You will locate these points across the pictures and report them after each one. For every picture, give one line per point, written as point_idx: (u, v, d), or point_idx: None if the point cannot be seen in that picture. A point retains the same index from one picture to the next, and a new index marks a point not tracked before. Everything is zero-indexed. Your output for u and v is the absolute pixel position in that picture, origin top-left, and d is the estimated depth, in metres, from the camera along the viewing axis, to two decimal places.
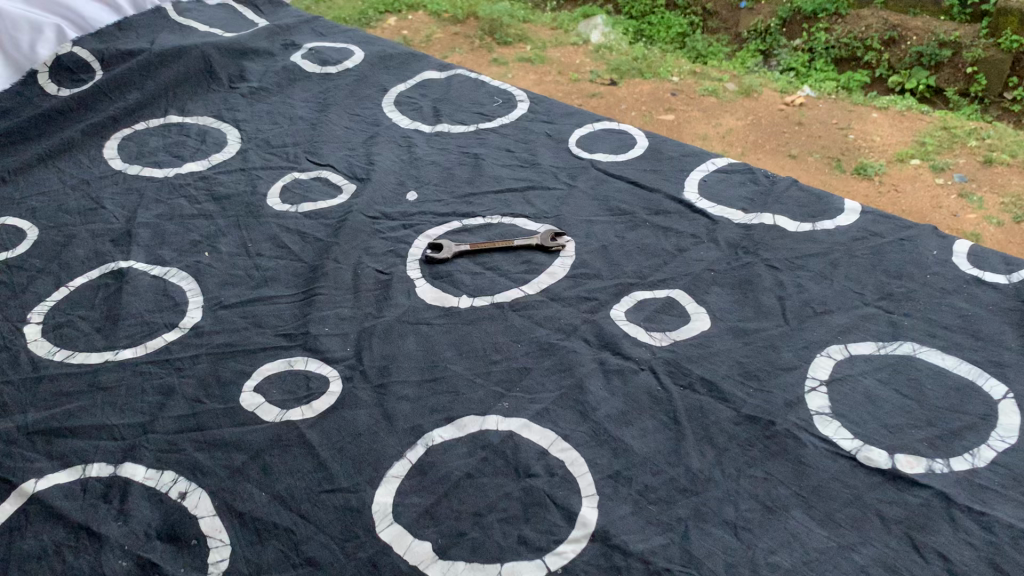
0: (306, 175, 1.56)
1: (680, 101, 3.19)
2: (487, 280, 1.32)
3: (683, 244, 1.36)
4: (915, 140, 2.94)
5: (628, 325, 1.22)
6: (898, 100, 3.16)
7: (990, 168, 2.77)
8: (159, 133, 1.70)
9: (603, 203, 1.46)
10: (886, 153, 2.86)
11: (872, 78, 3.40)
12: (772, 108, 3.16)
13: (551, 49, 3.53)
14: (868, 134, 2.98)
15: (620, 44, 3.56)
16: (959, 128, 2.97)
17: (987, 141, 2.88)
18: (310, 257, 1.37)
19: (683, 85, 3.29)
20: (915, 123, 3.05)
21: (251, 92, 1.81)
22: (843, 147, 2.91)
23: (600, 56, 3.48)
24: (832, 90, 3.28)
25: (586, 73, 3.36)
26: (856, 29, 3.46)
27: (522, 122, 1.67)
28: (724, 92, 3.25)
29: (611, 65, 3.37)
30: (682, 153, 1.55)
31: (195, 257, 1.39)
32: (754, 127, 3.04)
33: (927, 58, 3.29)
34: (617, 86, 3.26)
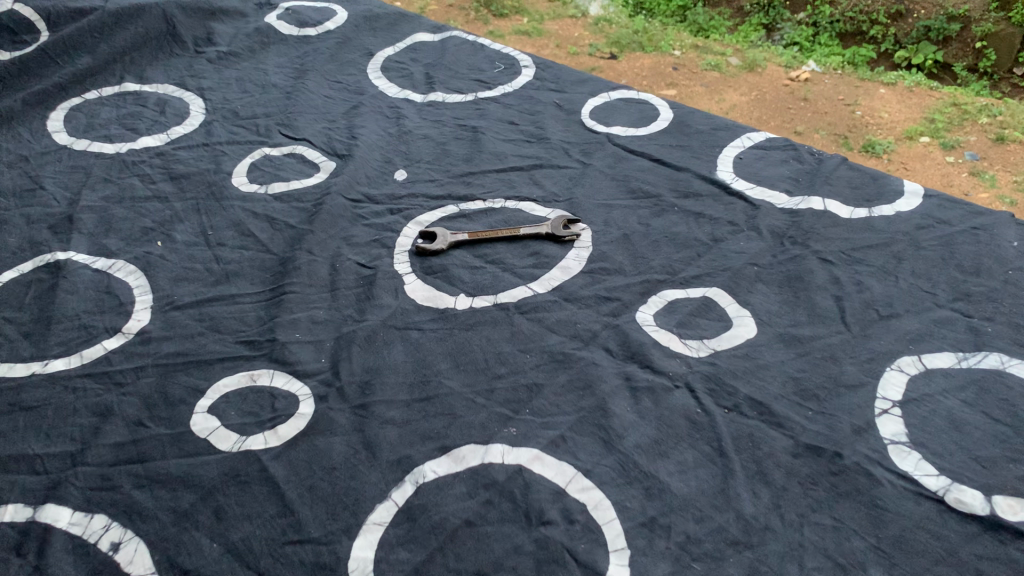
0: (279, 151, 1.35)
1: (681, 78, 2.67)
2: (489, 276, 1.12)
3: (719, 233, 1.16)
4: (923, 117, 2.45)
5: (659, 332, 1.02)
6: (904, 75, 2.63)
7: (1002, 145, 2.32)
8: (111, 102, 1.48)
9: (623, 184, 1.25)
10: (893, 129, 2.41)
11: (875, 53, 2.75)
12: (776, 84, 2.63)
13: (548, 22, 3.00)
14: (876, 110, 2.49)
15: (619, 16, 3.02)
16: (969, 102, 2.48)
17: (997, 117, 2.40)
18: (280, 248, 1.17)
19: (685, 58, 2.78)
20: (922, 100, 2.53)
21: (219, 57, 1.58)
22: (850, 124, 2.44)
23: (600, 28, 2.94)
24: (836, 65, 2.70)
25: (585, 44, 2.85)
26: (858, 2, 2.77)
27: (527, 90, 1.46)
28: (728, 66, 2.72)
29: (611, 37, 2.85)
30: (713, 126, 1.35)
31: (145, 247, 1.19)
32: (758, 103, 2.54)
33: (934, 31, 2.66)
34: (617, 60, 2.76)
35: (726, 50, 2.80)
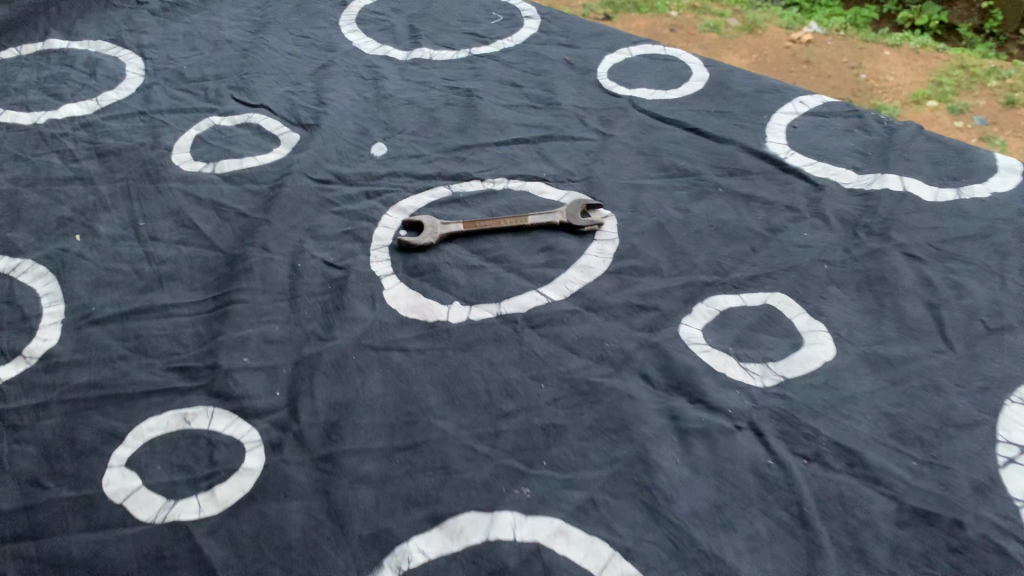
0: (230, 121, 1.11)
1: (679, 40, 2.20)
2: (489, 279, 0.89)
3: (777, 222, 0.93)
4: (928, 81, 1.99)
5: (710, 353, 0.80)
6: (909, 37, 2.16)
7: (1013, 110, 1.87)
8: (32, 62, 1.23)
9: (653, 158, 1.02)
10: (899, 93, 1.97)
11: (878, 14, 2.31)
12: (776, 47, 2.17)
13: None
14: (881, 72, 2.06)
15: None
16: (977, 65, 2.02)
17: (1008, 79, 1.94)
18: (228, 244, 0.93)
19: (683, 20, 2.28)
20: (929, 62, 2.06)
21: (165, 8, 1.32)
22: (853, 89, 2.01)
23: None
24: (838, 27, 2.22)
25: (577, 5, 2.35)
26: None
27: (533, 45, 1.22)
28: (727, 28, 2.24)
29: None
30: (757, 88, 1.12)
31: (59, 241, 0.95)
32: (757, 67, 2.09)
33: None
34: (611, 22, 2.28)
35: (724, 9, 2.31)
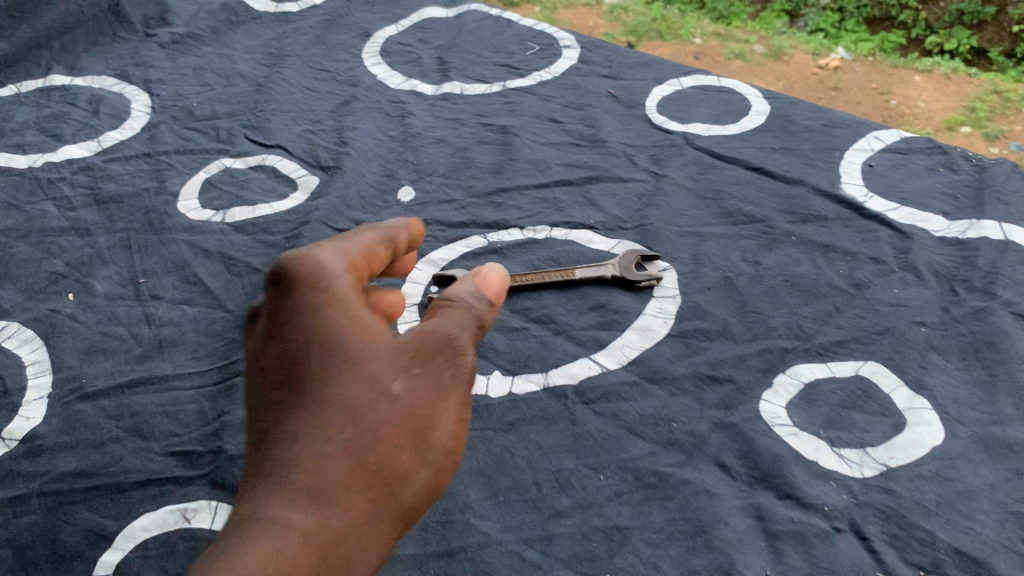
0: (243, 163, 1.01)
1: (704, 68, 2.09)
2: (534, 343, 0.77)
3: (862, 276, 0.82)
4: (961, 105, 1.89)
5: (798, 437, 0.68)
6: (939, 61, 2.05)
7: None
8: (32, 100, 1.14)
9: (713, 203, 0.91)
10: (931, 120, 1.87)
11: (906, 39, 2.16)
12: (804, 73, 2.07)
13: None
14: (912, 98, 1.96)
15: (635, 3, 2.38)
16: (1012, 88, 1.92)
17: None
18: (238, 304, 0.83)
19: (710, 49, 2.18)
20: (960, 87, 1.96)
21: (175, 40, 1.23)
22: (885, 113, 1.91)
23: (613, 18, 2.30)
24: (866, 52, 2.13)
25: (601, 35, 2.25)
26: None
27: (572, 77, 1.12)
28: (754, 55, 2.13)
29: (628, 26, 2.27)
30: (825, 122, 1.01)
31: (51, 301, 0.85)
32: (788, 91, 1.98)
33: (968, 14, 2.08)
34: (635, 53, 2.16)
35: (748, 36, 2.20)
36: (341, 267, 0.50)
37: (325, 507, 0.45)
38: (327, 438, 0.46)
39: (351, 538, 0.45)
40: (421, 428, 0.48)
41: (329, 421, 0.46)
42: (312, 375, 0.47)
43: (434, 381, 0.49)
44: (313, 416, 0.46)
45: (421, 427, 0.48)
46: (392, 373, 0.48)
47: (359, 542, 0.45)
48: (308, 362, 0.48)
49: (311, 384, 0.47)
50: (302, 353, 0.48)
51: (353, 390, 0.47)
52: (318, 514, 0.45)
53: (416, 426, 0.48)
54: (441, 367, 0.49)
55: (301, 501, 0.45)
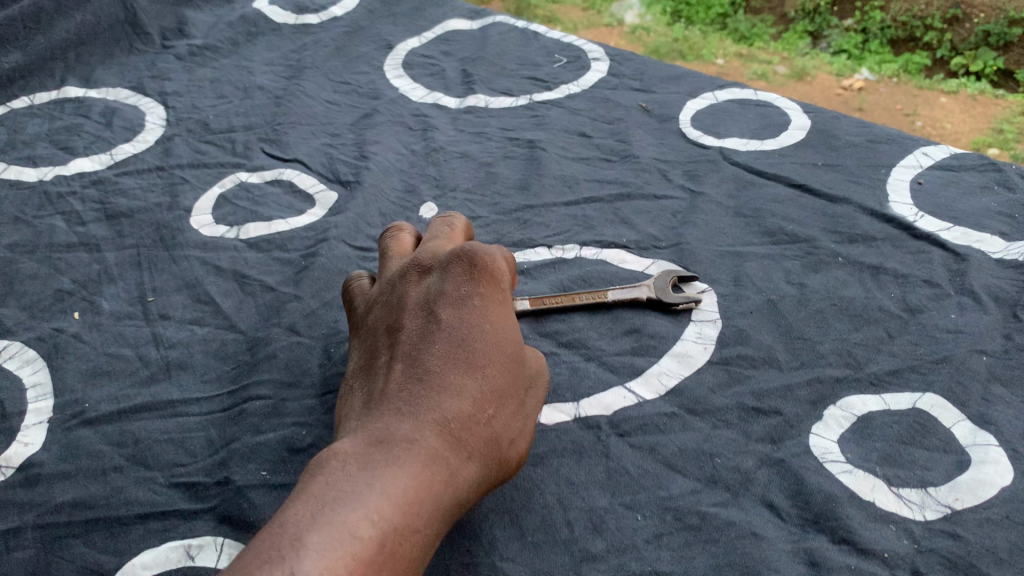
0: (259, 177, 0.97)
1: None
2: (564, 370, 0.72)
3: (915, 300, 0.76)
4: (989, 127, 1.90)
5: (853, 474, 0.63)
6: (966, 81, 2.02)
7: None
8: (44, 112, 1.11)
9: (753, 222, 0.86)
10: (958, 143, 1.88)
11: (931, 60, 2.10)
12: (827, 94, 2.08)
13: None
14: (938, 119, 1.96)
15: (657, 22, 2.40)
16: None
17: None
18: (251, 324, 0.79)
19: (732, 70, 2.20)
20: (987, 108, 1.96)
21: (193, 52, 1.20)
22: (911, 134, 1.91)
23: (635, 39, 2.34)
24: (891, 73, 2.10)
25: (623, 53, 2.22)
26: (913, 3, 2.08)
27: (601, 90, 1.07)
28: (775, 75, 2.16)
29: (649, 48, 2.28)
30: (870, 138, 0.96)
31: (55, 320, 0.81)
32: None
33: (994, 36, 1.98)
34: None
35: (771, 57, 2.22)
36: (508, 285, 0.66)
37: (465, 454, 0.56)
38: (480, 401, 0.59)
39: (469, 492, 0.56)
40: (526, 428, 0.61)
41: (482, 391, 0.59)
42: (480, 350, 0.60)
43: (535, 399, 0.63)
44: (473, 381, 0.59)
45: (525, 427, 0.61)
46: (525, 377, 0.62)
47: (470, 495, 0.56)
48: (478, 338, 0.61)
49: (478, 358, 0.60)
50: (474, 332, 0.61)
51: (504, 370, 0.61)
52: (460, 459, 0.56)
53: (524, 424, 0.61)
54: (540, 389, 0.64)
55: (449, 445, 0.56)
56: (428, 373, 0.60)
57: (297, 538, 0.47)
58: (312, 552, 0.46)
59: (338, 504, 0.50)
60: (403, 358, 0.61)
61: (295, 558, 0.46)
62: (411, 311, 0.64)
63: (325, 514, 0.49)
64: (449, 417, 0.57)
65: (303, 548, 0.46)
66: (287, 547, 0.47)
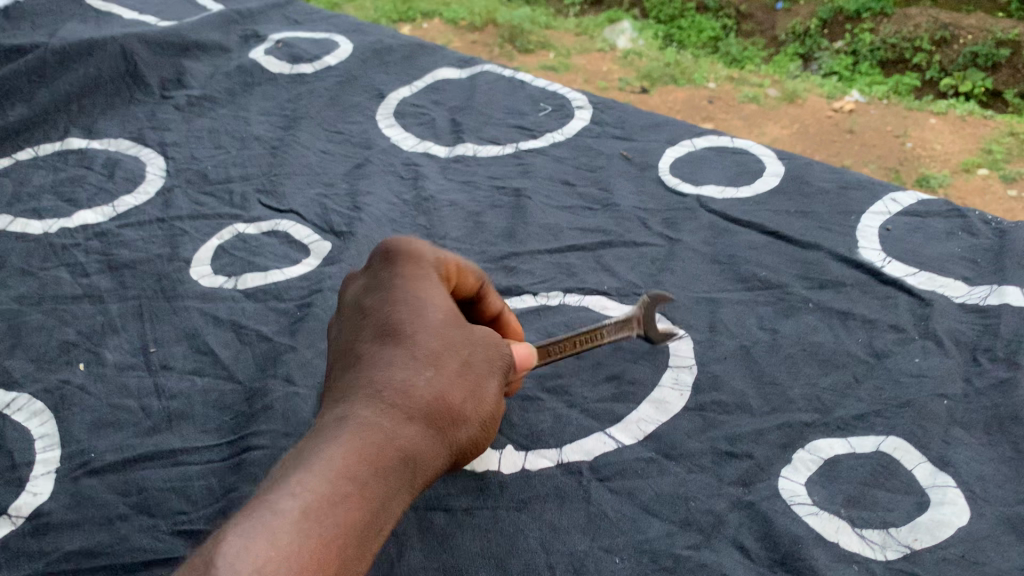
0: (256, 227, 1.01)
1: (719, 112, 2.15)
2: (548, 416, 0.76)
3: (881, 345, 0.80)
4: (978, 147, 1.94)
5: (820, 515, 0.66)
6: (954, 102, 2.08)
7: None
8: (48, 164, 1.15)
9: (728, 268, 0.90)
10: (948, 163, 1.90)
11: (920, 81, 2.16)
12: (819, 117, 2.12)
13: (578, 58, 2.48)
14: (928, 140, 1.99)
15: (649, 48, 2.47)
16: None
17: None
18: (248, 375, 0.82)
19: (721, 91, 2.25)
20: (976, 129, 2.00)
21: (191, 103, 1.24)
22: (899, 156, 1.95)
23: (629, 63, 2.41)
24: (881, 95, 2.15)
25: (615, 81, 2.29)
26: (902, 26, 2.20)
27: (585, 139, 1.12)
28: (766, 98, 2.20)
29: (640, 71, 2.35)
30: (842, 184, 1.00)
31: (62, 371, 0.84)
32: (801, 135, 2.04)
33: (982, 56, 2.08)
34: (649, 95, 2.25)
35: (761, 80, 2.28)
36: (439, 263, 0.67)
37: (405, 418, 0.57)
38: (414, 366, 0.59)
39: (416, 453, 0.56)
40: (478, 384, 0.60)
41: (414, 360, 0.59)
42: (408, 321, 0.61)
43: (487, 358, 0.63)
44: (405, 351, 0.60)
45: (478, 384, 0.60)
46: (463, 334, 0.62)
47: (421, 452, 0.57)
48: (403, 312, 0.62)
49: (408, 331, 0.61)
50: (402, 310, 0.62)
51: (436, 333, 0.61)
52: (398, 423, 0.57)
53: (475, 381, 0.60)
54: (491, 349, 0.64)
55: (382, 415, 0.57)
56: (362, 356, 0.61)
57: (225, 526, 0.49)
58: (234, 533, 0.48)
59: (267, 490, 0.51)
60: (340, 355, 0.63)
61: (218, 543, 0.48)
62: (344, 312, 0.66)
63: (253, 498, 0.51)
64: (384, 388, 0.58)
65: (224, 534, 0.48)
66: (214, 535, 0.49)
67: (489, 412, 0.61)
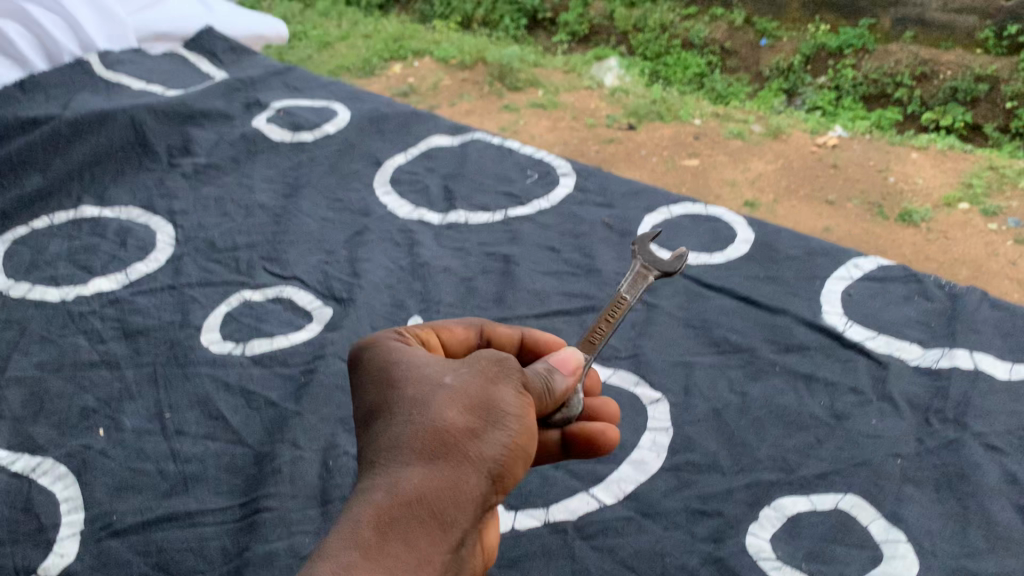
0: (262, 294, 1.08)
1: (703, 148, 2.15)
2: (536, 478, 0.83)
3: (842, 407, 0.87)
4: (959, 182, 1.93)
5: (783, 570, 0.73)
6: (937, 138, 2.11)
7: None
8: (63, 232, 1.21)
9: (702, 332, 0.97)
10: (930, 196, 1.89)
11: (903, 115, 2.25)
12: (803, 152, 2.11)
13: (564, 92, 2.47)
14: (911, 175, 1.98)
15: (636, 85, 2.49)
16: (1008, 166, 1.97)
17: None
18: (258, 439, 0.89)
19: (708, 129, 2.23)
20: (958, 163, 2.00)
21: (197, 171, 1.31)
22: (884, 190, 1.93)
23: (617, 100, 2.41)
24: (863, 130, 2.18)
25: (603, 118, 2.34)
26: (883, 62, 2.31)
27: (569, 205, 1.19)
28: (751, 134, 2.19)
29: (629, 108, 2.35)
30: (807, 250, 1.07)
31: (83, 437, 0.90)
32: (788, 172, 2.02)
33: (962, 91, 2.17)
34: (636, 130, 2.27)
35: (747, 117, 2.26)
36: (399, 336, 0.69)
37: (403, 467, 0.56)
38: (401, 420, 0.59)
39: (432, 478, 0.56)
40: (484, 393, 0.60)
41: (407, 397, 0.60)
42: (382, 391, 0.62)
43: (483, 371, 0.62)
44: (389, 415, 0.60)
45: (484, 394, 0.60)
46: (439, 372, 0.62)
47: (435, 486, 0.55)
48: (377, 387, 0.63)
49: (395, 380, 0.62)
50: (388, 368, 0.64)
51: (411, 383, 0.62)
52: (397, 472, 0.56)
53: (477, 392, 0.60)
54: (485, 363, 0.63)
55: (391, 454, 0.57)
56: (360, 441, 0.61)
57: None
58: None
59: None
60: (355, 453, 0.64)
61: None
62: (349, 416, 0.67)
63: None
64: (378, 452, 0.58)
65: None
66: None
67: (508, 412, 0.59)
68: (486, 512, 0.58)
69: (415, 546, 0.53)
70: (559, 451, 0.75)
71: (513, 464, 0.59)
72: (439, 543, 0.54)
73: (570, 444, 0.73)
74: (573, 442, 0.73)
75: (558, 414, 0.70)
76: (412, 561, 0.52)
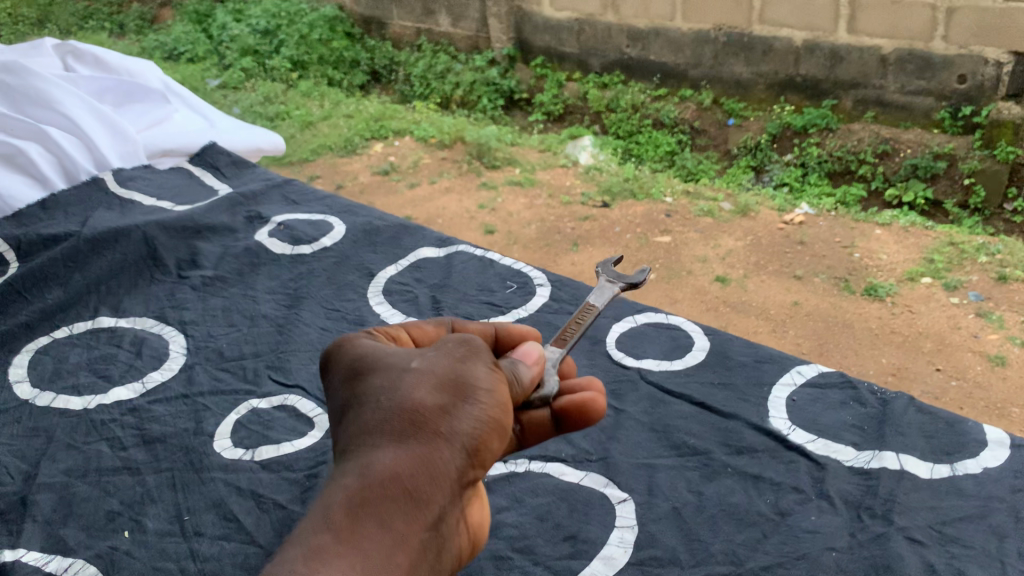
0: (267, 402, 1.19)
1: None
2: (518, 572, 0.94)
3: (786, 504, 0.99)
4: None
5: None
6: None
7: None
8: (83, 340, 1.32)
9: (664, 436, 1.10)
10: None
11: None
12: None
13: None
14: None
15: None
16: None
17: None
18: (268, 539, 0.99)
19: None
20: None
21: (206, 282, 1.43)
22: None
23: None
24: None
25: None
26: None
27: (545, 313, 1.32)
28: None
29: None
30: (757, 358, 1.21)
31: (110, 538, 1.01)
32: None
33: None
34: None
35: None
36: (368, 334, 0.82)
37: (377, 449, 0.68)
38: (374, 407, 0.71)
39: (404, 457, 0.67)
40: (450, 376, 0.72)
41: (379, 385, 0.72)
42: (357, 384, 0.74)
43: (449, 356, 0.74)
44: (364, 404, 0.72)
45: (449, 376, 0.72)
46: (406, 363, 0.74)
47: (406, 464, 0.67)
48: (352, 381, 0.75)
49: (370, 371, 0.74)
50: (361, 361, 0.76)
51: (381, 374, 0.74)
52: (372, 454, 0.67)
53: (443, 375, 0.72)
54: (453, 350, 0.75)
55: (370, 437, 0.69)
56: (341, 427, 0.73)
57: None
58: None
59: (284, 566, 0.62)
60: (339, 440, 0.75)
61: None
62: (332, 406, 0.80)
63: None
64: (356, 437, 0.70)
65: None
66: None
67: (477, 389, 0.71)
68: (464, 485, 0.69)
69: (393, 517, 0.64)
70: (552, 428, 0.84)
71: (485, 436, 0.70)
72: (417, 512, 0.66)
73: (561, 418, 0.83)
74: (563, 414, 0.83)
75: (535, 395, 0.83)
76: (393, 531, 0.64)
